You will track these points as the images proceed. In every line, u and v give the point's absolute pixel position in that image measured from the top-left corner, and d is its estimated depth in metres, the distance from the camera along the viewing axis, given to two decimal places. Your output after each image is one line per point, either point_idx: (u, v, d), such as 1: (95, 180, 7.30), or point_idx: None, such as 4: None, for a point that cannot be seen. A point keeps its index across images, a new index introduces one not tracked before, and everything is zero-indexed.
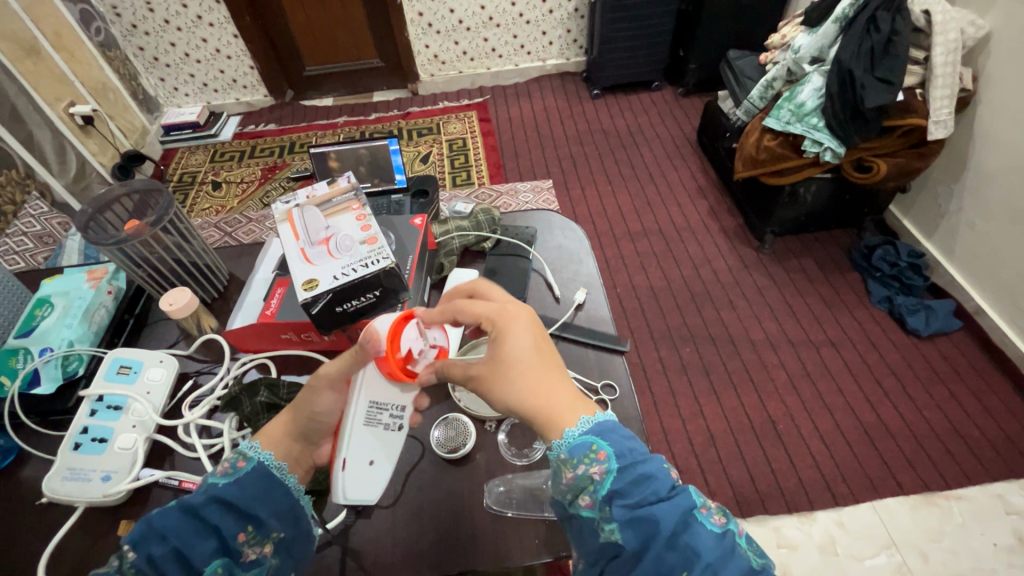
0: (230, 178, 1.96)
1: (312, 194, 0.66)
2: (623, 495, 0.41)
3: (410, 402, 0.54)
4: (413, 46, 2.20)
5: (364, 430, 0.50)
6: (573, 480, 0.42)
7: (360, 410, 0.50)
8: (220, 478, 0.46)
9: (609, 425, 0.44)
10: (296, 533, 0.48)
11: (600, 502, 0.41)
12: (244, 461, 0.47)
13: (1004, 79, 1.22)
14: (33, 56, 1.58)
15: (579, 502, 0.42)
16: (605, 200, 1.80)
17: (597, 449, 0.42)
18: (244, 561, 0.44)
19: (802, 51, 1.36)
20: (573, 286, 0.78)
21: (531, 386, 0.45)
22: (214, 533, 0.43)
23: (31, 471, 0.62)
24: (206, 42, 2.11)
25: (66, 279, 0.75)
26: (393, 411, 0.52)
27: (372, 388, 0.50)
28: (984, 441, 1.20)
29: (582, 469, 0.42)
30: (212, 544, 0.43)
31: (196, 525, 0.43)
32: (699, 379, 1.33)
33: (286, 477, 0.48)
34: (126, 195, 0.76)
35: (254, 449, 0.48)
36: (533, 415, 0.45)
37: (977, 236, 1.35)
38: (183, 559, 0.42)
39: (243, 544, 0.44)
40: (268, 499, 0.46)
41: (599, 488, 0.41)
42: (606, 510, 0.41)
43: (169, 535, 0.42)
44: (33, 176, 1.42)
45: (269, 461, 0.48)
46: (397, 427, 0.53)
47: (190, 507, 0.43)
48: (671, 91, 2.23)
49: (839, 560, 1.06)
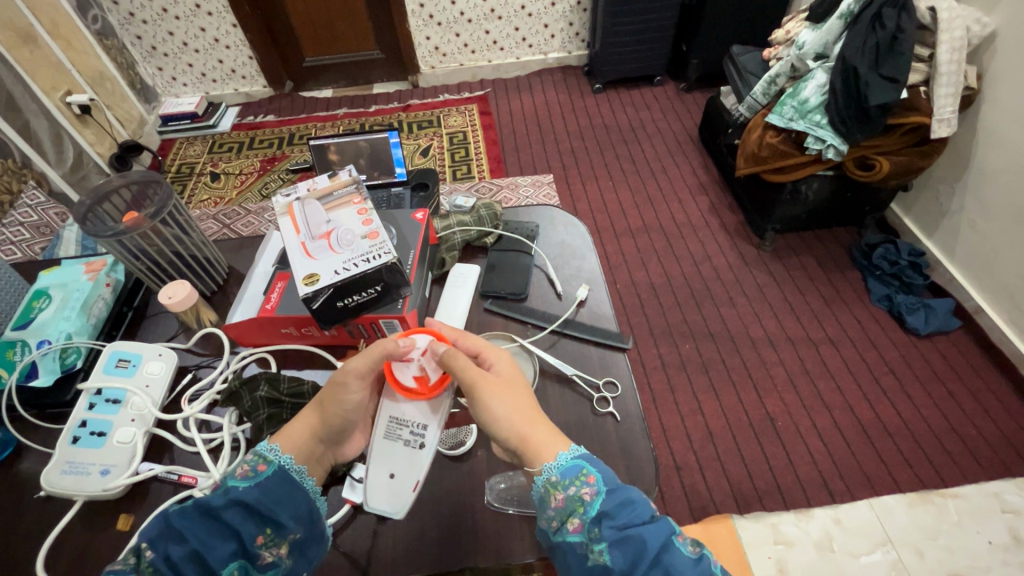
0: (229, 169, 1.94)
1: (312, 187, 0.65)
2: (611, 516, 0.43)
3: (434, 424, 0.52)
4: (413, 38, 2.17)
5: (384, 443, 0.52)
6: (563, 503, 0.44)
7: (380, 424, 0.52)
8: (241, 480, 0.46)
9: (597, 455, 0.48)
10: (311, 535, 0.47)
11: (588, 523, 0.43)
12: (266, 464, 0.47)
13: (1007, 78, 1.21)
14: (30, 45, 1.56)
15: (566, 527, 0.44)
16: (606, 195, 1.80)
17: (587, 473, 0.45)
18: (260, 564, 0.44)
19: (806, 47, 1.35)
20: (575, 282, 0.78)
21: (532, 409, 0.50)
22: (233, 535, 0.43)
23: (30, 465, 0.62)
24: (204, 31, 2.09)
25: (64, 271, 0.74)
26: (413, 427, 0.52)
27: (386, 403, 0.53)
28: (980, 439, 1.21)
29: (573, 490, 0.45)
30: (231, 547, 0.42)
31: (215, 526, 0.43)
32: (698, 376, 1.33)
33: (304, 480, 0.49)
34: (125, 185, 0.75)
35: (274, 452, 0.48)
36: (534, 433, 0.48)
37: (977, 236, 1.36)
38: (200, 560, 0.42)
39: (261, 546, 0.44)
40: (288, 501, 0.46)
41: (588, 509, 0.44)
42: (595, 531, 0.43)
43: (189, 537, 0.42)
44: (30, 166, 1.41)
45: (289, 465, 0.48)
46: (417, 444, 0.52)
47: (211, 508, 0.43)
48: (673, 86, 2.21)
49: (835, 557, 1.06)
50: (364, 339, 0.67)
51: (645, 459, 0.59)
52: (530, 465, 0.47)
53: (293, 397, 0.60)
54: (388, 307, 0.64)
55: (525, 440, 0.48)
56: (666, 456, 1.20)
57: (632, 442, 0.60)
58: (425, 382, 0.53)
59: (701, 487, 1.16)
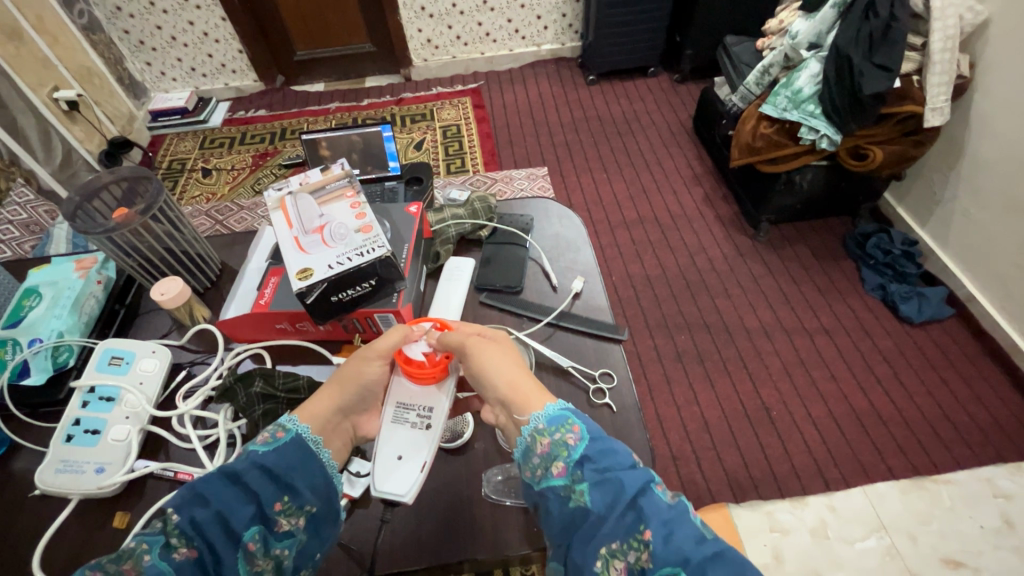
0: (221, 165, 1.93)
1: (305, 181, 0.64)
2: (593, 460, 0.43)
3: (441, 404, 0.53)
4: (405, 30, 2.15)
5: (392, 428, 0.52)
6: (548, 448, 0.45)
7: (387, 411, 0.53)
8: (260, 446, 0.46)
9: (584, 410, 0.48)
10: (327, 511, 0.47)
11: (571, 467, 0.43)
12: (284, 432, 0.48)
13: (1000, 66, 1.22)
14: (15, 40, 1.53)
15: (550, 472, 0.44)
16: (601, 188, 1.79)
17: (571, 422, 0.46)
18: (277, 532, 0.44)
19: (800, 37, 1.35)
20: (570, 275, 0.77)
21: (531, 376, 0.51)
22: (253, 499, 0.43)
23: (23, 464, 0.61)
24: (192, 26, 2.06)
25: (54, 269, 0.74)
26: (419, 410, 0.53)
27: (395, 389, 0.53)
28: (972, 425, 1.22)
29: (558, 436, 0.45)
30: (251, 511, 0.43)
31: (237, 489, 0.43)
32: (693, 367, 1.34)
33: (321, 451, 0.48)
34: (115, 182, 0.74)
35: (293, 421, 0.49)
36: (522, 381, 0.50)
37: (971, 223, 1.36)
38: (225, 524, 0.42)
39: (278, 513, 0.44)
40: (303, 470, 0.46)
41: (571, 453, 0.44)
42: (577, 474, 0.43)
43: (212, 499, 0.42)
44: (17, 164, 1.39)
45: (306, 434, 0.48)
46: (425, 426, 0.52)
47: (233, 471, 0.44)
48: (667, 77, 2.21)
49: (830, 543, 1.07)
50: (360, 333, 0.67)
51: (643, 449, 0.59)
52: (518, 413, 0.48)
53: (289, 392, 0.60)
54: (383, 301, 0.63)
55: (514, 387, 0.49)
56: (661, 447, 1.21)
57: (629, 432, 0.61)
58: (431, 359, 0.54)
59: (697, 477, 1.17)
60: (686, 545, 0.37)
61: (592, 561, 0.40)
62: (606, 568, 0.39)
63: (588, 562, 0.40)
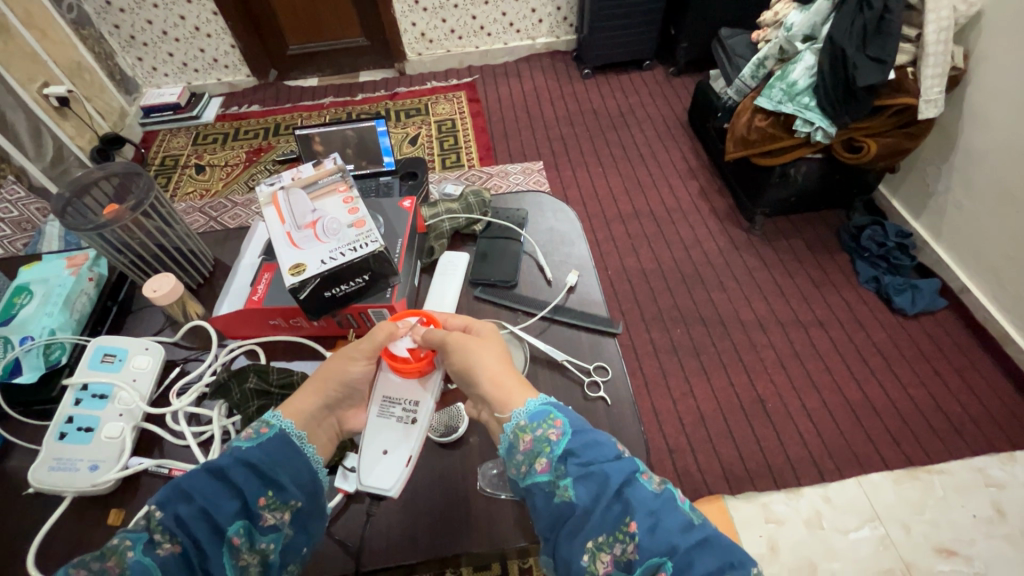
0: (214, 161, 1.91)
1: (297, 176, 0.64)
2: (576, 454, 0.43)
3: (427, 399, 0.53)
4: (399, 24, 2.14)
5: (378, 422, 0.52)
6: (531, 444, 0.45)
7: (373, 406, 0.53)
8: (244, 441, 0.46)
9: (565, 404, 0.48)
10: (314, 505, 0.47)
11: (555, 462, 0.44)
12: (268, 428, 0.48)
13: (994, 57, 1.22)
14: (3, 35, 1.51)
15: (534, 469, 0.44)
16: (596, 181, 1.79)
17: (553, 417, 0.46)
18: (262, 526, 0.44)
19: (795, 29, 1.34)
20: (564, 269, 0.77)
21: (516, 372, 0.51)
22: (237, 494, 0.43)
23: (17, 462, 0.61)
24: (184, 20, 2.04)
25: (45, 266, 0.73)
26: (405, 404, 0.53)
27: (381, 383, 0.53)
28: (964, 416, 1.23)
29: (540, 431, 0.45)
30: (235, 505, 0.43)
31: (220, 484, 0.43)
32: (689, 360, 1.34)
33: (306, 446, 0.48)
34: (106, 177, 0.74)
35: (276, 417, 0.48)
36: (505, 377, 0.50)
37: (964, 215, 1.37)
38: (209, 520, 0.42)
39: (263, 507, 0.44)
40: (288, 465, 0.46)
41: (555, 448, 0.44)
42: (561, 468, 0.43)
43: (195, 495, 0.42)
44: (9, 160, 1.38)
45: (290, 429, 0.48)
46: (410, 420, 0.52)
47: (216, 467, 0.44)
48: (662, 70, 2.20)
49: (824, 533, 1.08)
50: (354, 328, 0.67)
51: (638, 442, 0.59)
52: (500, 411, 0.48)
53: (282, 387, 0.60)
54: (377, 296, 0.64)
55: (497, 382, 0.49)
56: (657, 439, 1.22)
57: (623, 425, 0.61)
58: (417, 354, 0.54)
59: (692, 469, 1.17)
60: (672, 534, 0.38)
61: (579, 555, 0.40)
62: (593, 561, 0.39)
63: (575, 556, 0.40)
